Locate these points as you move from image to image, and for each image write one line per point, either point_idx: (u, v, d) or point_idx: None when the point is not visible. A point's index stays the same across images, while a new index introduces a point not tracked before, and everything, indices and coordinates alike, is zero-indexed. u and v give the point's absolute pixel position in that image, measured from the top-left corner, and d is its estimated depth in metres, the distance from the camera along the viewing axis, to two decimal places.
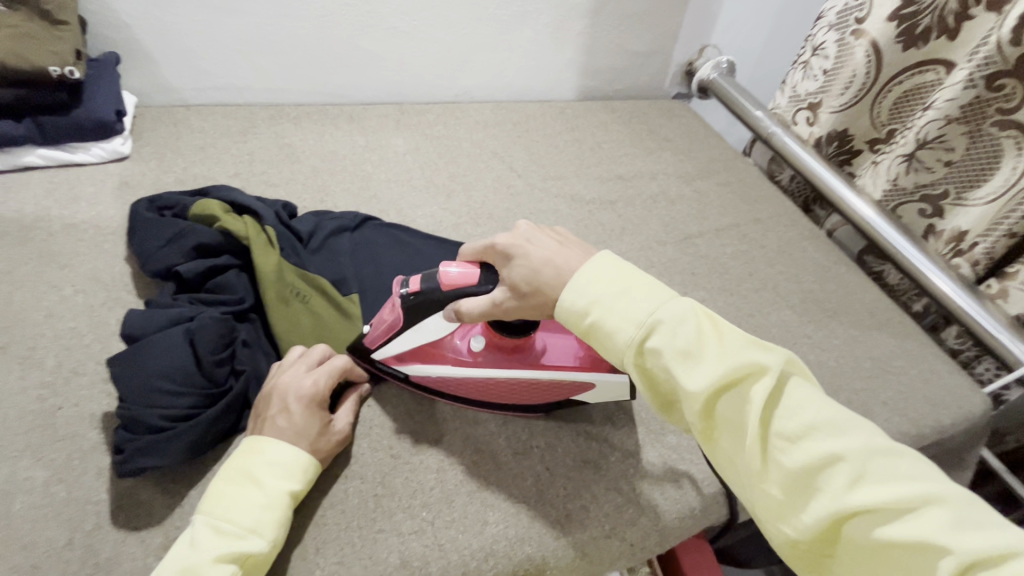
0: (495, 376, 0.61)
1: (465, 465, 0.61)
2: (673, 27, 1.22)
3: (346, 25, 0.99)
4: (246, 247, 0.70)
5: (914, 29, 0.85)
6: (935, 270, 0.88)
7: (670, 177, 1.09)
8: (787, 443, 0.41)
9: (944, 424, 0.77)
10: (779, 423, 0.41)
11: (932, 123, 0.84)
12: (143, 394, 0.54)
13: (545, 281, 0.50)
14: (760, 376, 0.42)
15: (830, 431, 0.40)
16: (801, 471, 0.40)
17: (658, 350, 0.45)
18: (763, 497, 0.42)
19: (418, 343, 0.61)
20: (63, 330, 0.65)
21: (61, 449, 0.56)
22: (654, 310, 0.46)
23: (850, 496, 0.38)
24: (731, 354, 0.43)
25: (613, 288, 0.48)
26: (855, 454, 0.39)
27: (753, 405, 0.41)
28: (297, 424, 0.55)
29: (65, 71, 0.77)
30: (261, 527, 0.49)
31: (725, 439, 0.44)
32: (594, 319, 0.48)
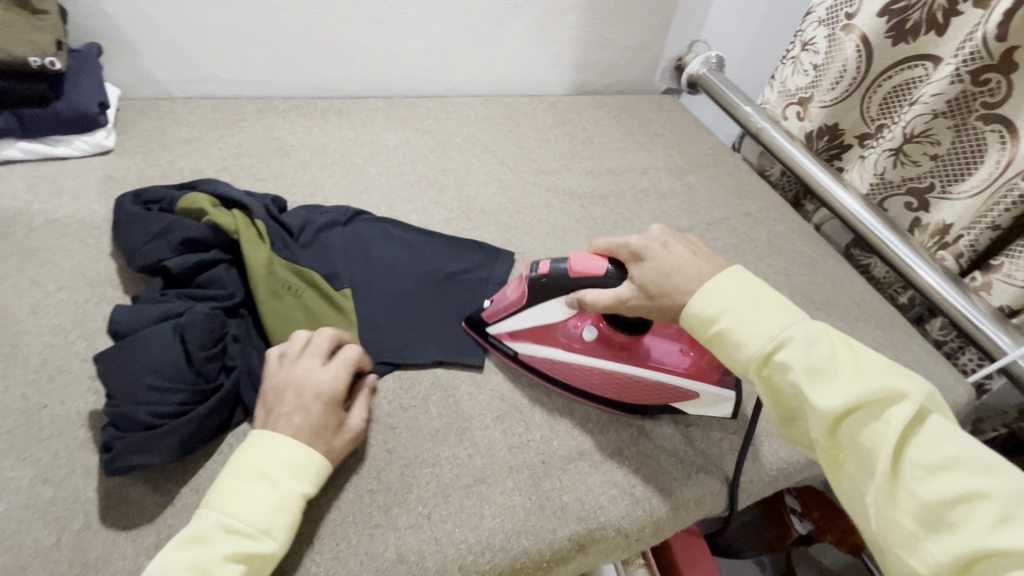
0: (600, 365, 0.64)
1: (461, 459, 0.61)
2: (664, 22, 1.23)
3: (335, 17, 0.98)
4: (236, 241, 0.69)
5: (905, 24, 0.86)
6: (919, 261, 0.90)
7: (661, 171, 1.10)
8: (924, 472, 0.43)
9: None
10: (917, 453, 0.43)
11: (920, 117, 0.85)
12: (133, 391, 0.52)
13: (676, 285, 0.56)
14: (900, 402, 0.44)
15: (972, 468, 0.42)
16: (937, 502, 0.41)
17: (789, 366, 0.49)
18: (889, 526, 0.43)
19: (534, 323, 0.65)
20: (47, 326, 0.64)
21: (47, 447, 0.54)
22: (787, 328, 0.50)
23: (991, 535, 0.39)
24: (869, 378, 0.46)
25: (747, 305, 0.52)
26: (1000, 494, 0.40)
27: (887, 426, 0.44)
28: (313, 422, 0.54)
29: (45, 62, 0.75)
30: (275, 529, 0.48)
31: (853, 461, 0.46)
32: (721, 328, 0.53)
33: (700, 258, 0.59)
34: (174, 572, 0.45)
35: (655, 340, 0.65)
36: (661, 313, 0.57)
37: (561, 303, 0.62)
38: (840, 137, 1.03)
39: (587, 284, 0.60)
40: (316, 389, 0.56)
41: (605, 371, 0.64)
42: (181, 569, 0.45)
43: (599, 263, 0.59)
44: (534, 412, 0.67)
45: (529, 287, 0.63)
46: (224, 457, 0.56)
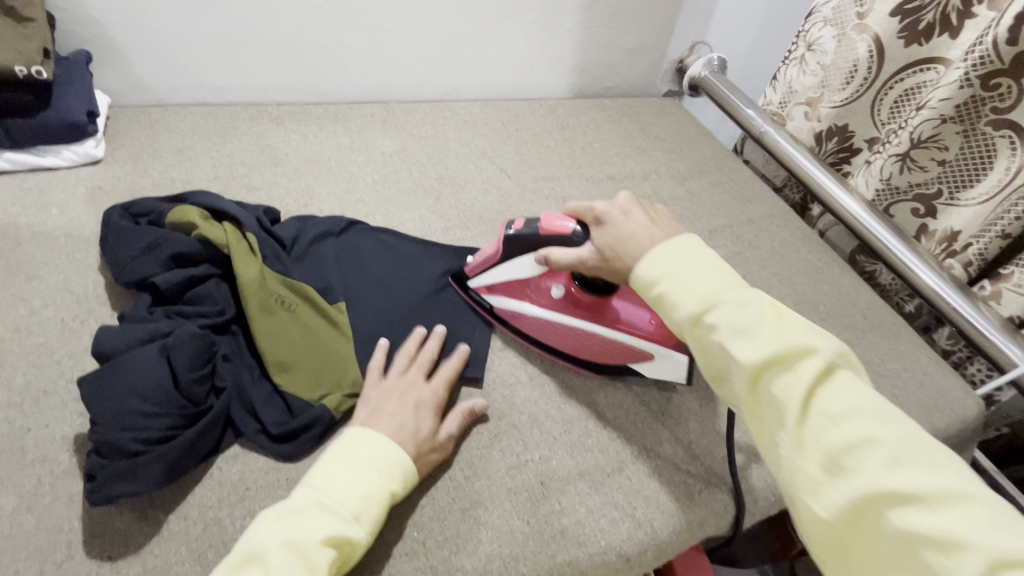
0: (561, 321, 0.68)
1: (457, 481, 0.59)
2: (665, 24, 1.21)
3: (329, 21, 0.96)
4: (225, 254, 0.67)
5: (917, 25, 0.84)
6: (923, 266, 0.88)
7: (662, 177, 1.08)
8: (830, 423, 0.43)
9: (938, 427, 0.77)
10: (825, 405, 0.44)
11: (927, 123, 0.83)
12: (117, 417, 0.51)
13: (627, 247, 0.57)
14: (814, 357, 0.45)
15: (873, 418, 0.42)
16: (839, 451, 0.42)
17: (714, 323, 0.49)
18: (795, 475, 0.44)
19: (507, 278, 0.70)
20: (32, 345, 0.62)
21: (31, 474, 0.53)
22: (717, 288, 0.51)
23: (883, 480, 0.39)
24: (788, 333, 0.47)
25: (683, 265, 0.53)
26: (893, 441, 0.41)
27: (800, 378, 0.44)
28: (410, 424, 0.56)
29: (31, 71, 0.73)
30: (365, 516, 0.48)
31: (767, 415, 0.47)
32: (660, 289, 0.53)
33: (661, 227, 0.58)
34: (273, 547, 0.44)
35: (622, 304, 0.68)
36: (615, 277, 0.59)
37: (530, 259, 0.66)
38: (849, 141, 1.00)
39: (555, 244, 0.63)
40: (414, 399, 0.59)
41: (565, 327, 0.68)
42: (279, 543, 0.44)
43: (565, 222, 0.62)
44: (533, 430, 0.65)
45: (505, 243, 0.67)
46: (213, 482, 0.55)
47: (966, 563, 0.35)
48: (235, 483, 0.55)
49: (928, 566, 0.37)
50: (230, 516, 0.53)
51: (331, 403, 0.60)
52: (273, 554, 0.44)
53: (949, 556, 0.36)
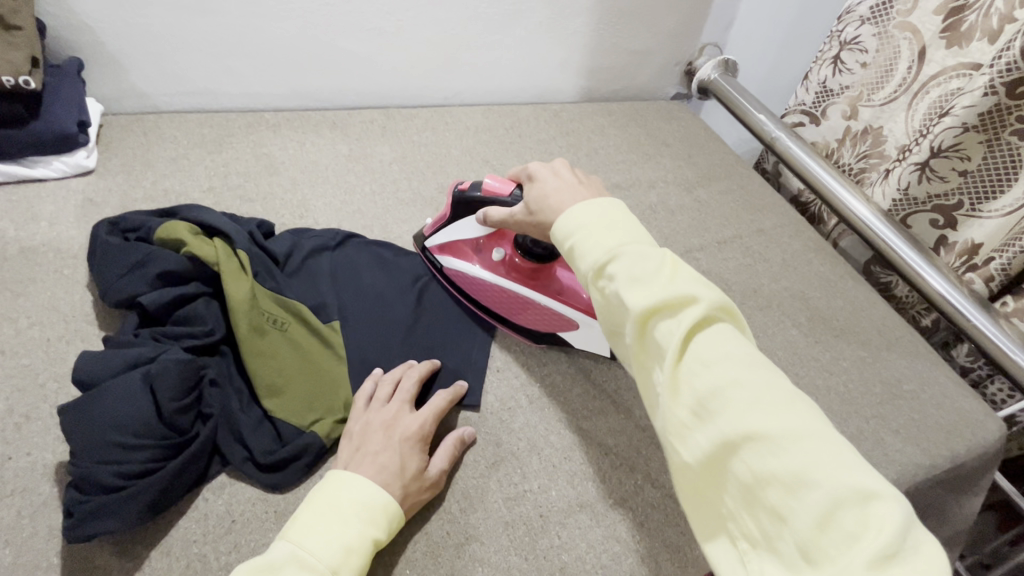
0: (496, 280, 0.70)
1: (452, 513, 0.57)
2: (674, 26, 1.17)
3: (328, 26, 0.93)
4: (216, 272, 0.65)
5: (960, 26, 0.80)
6: (935, 275, 0.85)
7: (669, 185, 1.05)
8: (702, 367, 0.41)
9: (960, 454, 0.73)
10: (700, 349, 0.42)
11: (949, 131, 0.80)
12: (97, 449, 0.49)
13: (546, 201, 0.58)
14: (695, 304, 0.43)
15: (744, 363, 0.41)
16: (706, 395, 0.40)
17: (613, 271, 0.48)
18: (668, 420, 0.43)
19: (454, 236, 0.73)
20: (16, 367, 0.60)
21: (10, 505, 0.51)
22: (621, 243, 0.49)
23: (745, 423, 0.38)
24: (677, 281, 0.45)
25: (598, 220, 0.52)
26: (761, 387, 0.40)
27: (681, 325, 0.43)
28: (395, 463, 0.54)
29: (18, 81, 0.71)
30: (343, 569, 0.46)
31: (651, 362, 0.45)
32: (572, 243, 0.52)
33: (587, 186, 0.59)
34: None
35: (565, 274, 0.71)
36: (540, 230, 0.61)
37: (476, 220, 0.69)
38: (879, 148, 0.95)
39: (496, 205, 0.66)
40: (399, 432, 0.57)
41: (499, 287, 0.70)
42: None
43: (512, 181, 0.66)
44: (532, 457, 0.62)
45: (455, 204, 0.70)
46: (198, 514, 0.53)
47: (808, 503, 0.35)
48: (221, 514, 0.53)
49: (775, 505, 0.37)
50: (214, 550, 0.51)
51: (322, 429, 0.58)
52: None
53: (795, 496, 0.36)
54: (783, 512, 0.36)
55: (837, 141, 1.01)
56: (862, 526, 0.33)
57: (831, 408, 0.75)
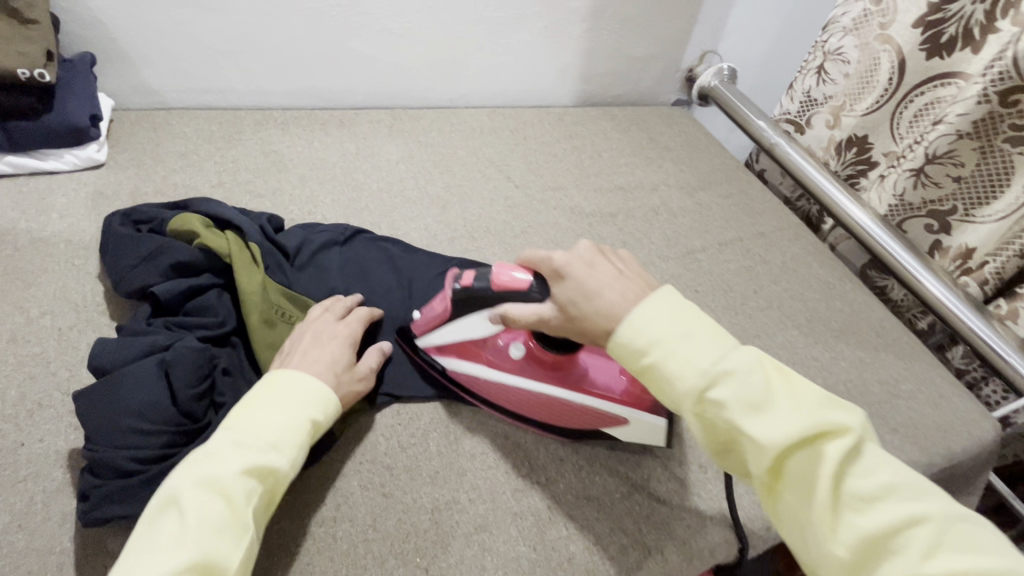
0: (521, 382, 0.62)
1: (461, 504, 0.58)
2: (675, 33, 1.19)
3: (338, 26, 0.95)
4: (227, 264, 0.66)
5: (940, 38, 0.82)
6: (932, 280, 0.87)
7: (671, 188, 1.06)
8: (861, 502, 0.40)
9: (956, 452, 0.74)
10: (853, 481, 0.41)
11: (943, 138, 0.82)
12: (112, 435, 0.49)
13: (598, 300, 0.50)
14: (840, 435, 0.41)
15: (903, 493, 0.40)
16: (877, 534, 0.39)
17: (722, 401, 0.43)
18: (831, 559, 0.40)
19: (460, 333, 0.63)
20: (28, 356, 0.60)
21: (22, 491, 0.52)
22: (720, 359, 0.45)
23: (928, 565, 0.37)
24: (806, 407, 0.43)
25: (673, 329, 0.46)
26: (932, 518, 0.39)
27: (829, 461, 0.41)
28: (327, 359, 0.58)
29: (34, 74, 0.72)
30: (282, 445, 0.49)
31: (790, 496, 0.43)
32: (650, 360, 0.46)
33: (627, 276, 0.52)
34: (185, 488, 0.44)
35: (591, 359, 0.62)
36: (582, 336, 0.53)
37: (486, 315, 0.60)
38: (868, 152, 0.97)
39: (511, 299, 0.57)
40: (332, 336, 0.61)
41: (525, 389, 0.62)
42: (192, 484, 0.44)
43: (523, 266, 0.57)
44: (538, 449, 0.64)
45: (455, 298, 0.61)
46: None
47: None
48: None
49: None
50: None
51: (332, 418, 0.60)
52: (185, 494, 0.44)
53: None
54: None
55: (820, 150, 1.05)
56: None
57: None
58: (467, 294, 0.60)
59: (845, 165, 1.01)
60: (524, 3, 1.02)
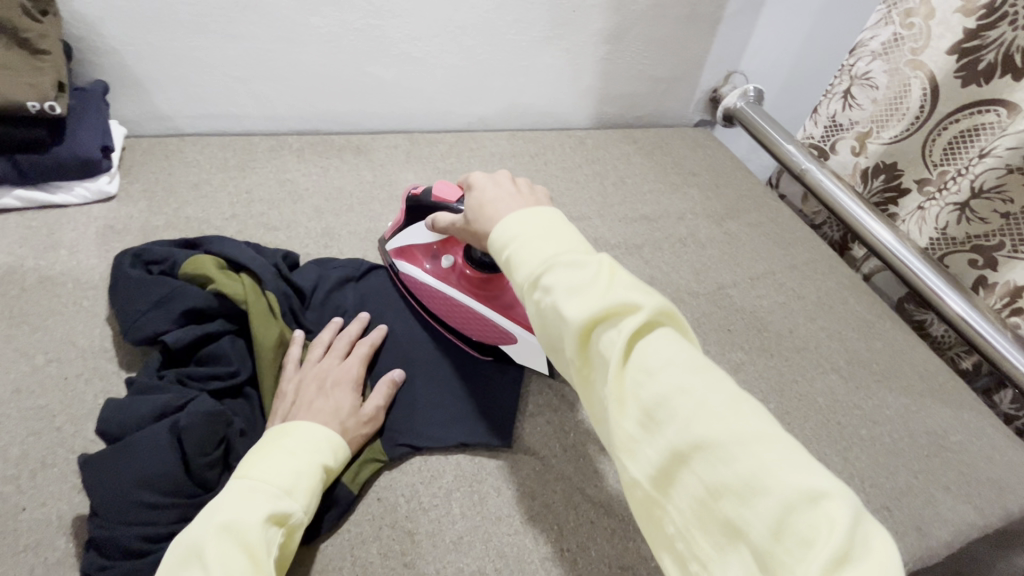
0: (445, 291, 0.68)
1: (488, 574, 0.54)
2: (701, 54, 1.15)
3: (354, 51, 0.92)
4: (243, 311, 0.63)
5: (977, 65, 0.77)
6: (980, 321, 0.82)
7: (698, 217, 1.02)
8: (644, 378, 0.37)
9: (1015, 513, 0.69)
10: (642, 359, 0.38)
11: (991, 172, 0.78)
12: (121, 510, 0.46)
13: (485, 211, 0.51)
14: (635, 313, 0.38)
15: (686, 369, 0.37)
16: (650, 406, 0.36)
17: (547, 281, 0.41)
18: (614, 435, 0.38)
19: (409, 241, 0.71)
20: (32, 409, 0.57)
21: (22, 563, 0.48)
22: (555, 251, 0.43)
23: (690, 430, 0.35)
24: (615, 287, 0.40)
25: (529, 228, 0.45)
26: (704, 392, 0.36)
27: (621, 335, 0.38)
28: (332, 406, 0.57)
29: (44, 106, 0.69)
30: (296, 491, 0.48)
31: (594, 376, 0.40)
32: (507, 254, 0.45)
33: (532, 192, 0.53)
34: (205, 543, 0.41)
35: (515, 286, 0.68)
36: (476, 240, 0.55)
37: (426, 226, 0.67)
38: (897, 180, 0.93)
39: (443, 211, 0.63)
40: (337, 379, 0.60)
41: (447, 298, 0.68)
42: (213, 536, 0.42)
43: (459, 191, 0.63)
44: (568, 511, 0.59)
45: (409, 208, 0.68)
46: None
47: (759, 510, 0.32)
48: None
49: (728, 518, 0.33)
50: None
51: (349, 477, 0.57)
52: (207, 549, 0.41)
53: (747, 505, 0.32)
54: (737, 524, 0.33)
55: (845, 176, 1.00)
56: (815, 530, 0.30)
57: (876, 461, 0.72)
58: (418, 206, 0.67)
59: (874, 193, 0.97)
60: (546, 26, 0.99)
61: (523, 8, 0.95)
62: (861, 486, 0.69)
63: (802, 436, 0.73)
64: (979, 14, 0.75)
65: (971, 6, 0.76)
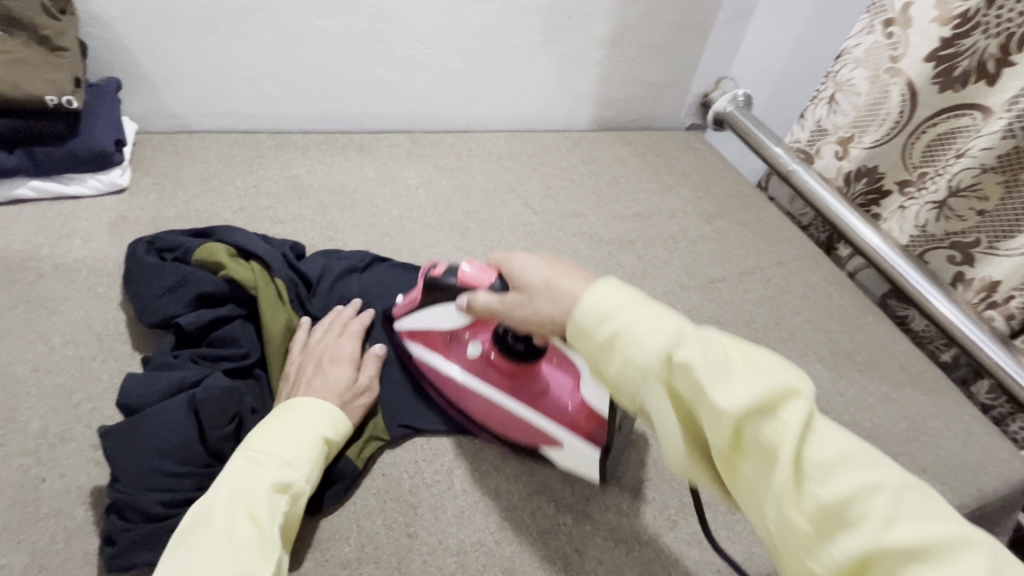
0: (477, 386, 0.63)
1: (488, 545, 0.57)
2: (692, 60, 1.20)
3: (359, 53, 0.95)
4: (253, 296, 0.66)
5: (952, 71, 0.82)
6: (958, 314, 0.86)
7: (689, 216, 1.06)
8: (820, 471, 0.36)
9: (989, 494, 0.73)
10: (812, 450, 0.36)
11: (967, 171, 0.82)
12: (142, 476, 0.49)
13: (558, 287, 0.46)
14: (795, 400, 0.37)
15: (860, 462, 0.36)
16: (836, 503, 0.35)
17: (687, 362, 0.38)
18: (786, 528, 0.37)
19: (429, 326, 0.64)
20: (51, 387, 0.60)
21: (44, 529, 0.51)
22: (685, 330, 0.40)
23: (885, 533, 0.33)
24: (764, 373, 0.38)
25: (638, 308, 0.41)
26: (887, 488, 0.35)
27: (789, 426, 0.36)
28: (328, 384, 0.59)
29: (61, 100, 0.72)
30: (299, 462, 0.50)
31: (750, 467, 0.38)
32: (613, 329, 0.41)
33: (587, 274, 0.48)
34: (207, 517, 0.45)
35: (551, 376, 0.62)
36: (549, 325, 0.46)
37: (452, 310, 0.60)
38: (879, 181, 0.97)
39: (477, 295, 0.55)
40: (333, 356, 0.62)
41: (479, 393, 0.63)
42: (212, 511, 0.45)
43: (485, 271, 0.54)
44: (565, 488, 0.62)
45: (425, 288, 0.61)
46: None
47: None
48: None
49: None
50: None
51: (353, 452, 0.59)
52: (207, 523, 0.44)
53: None
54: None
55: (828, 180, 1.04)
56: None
57: None
58: (436, 287, 0.60)
59: (856, 195, 1.01)
60: (544, 31, 1.03)
61: (522, 14, 0.99)
62: None
63: None
64: (954, 23, 0.79)
65: (947, 16, 0.80)
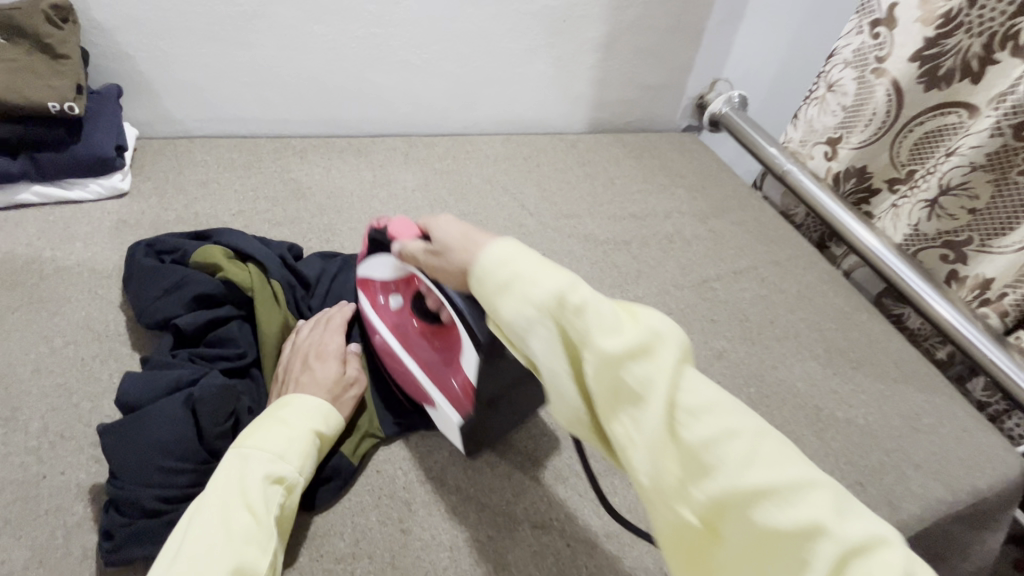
0: (386, 334, 0.65)
1: (480, 541, 0.58)
2: (686, 62, 1.20)
3: (355, 59, 0.97)
4: (250, 297, 0.67)
5: (937, 71, 0.82)
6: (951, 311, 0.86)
7: (685, 216, 1.07)
8: (688, 415, 0.35)
9: (984, 490, 0.73)
10: (684, 395, 0.36)
11: (957, 169, 0.82)
12: (139, 472, 0.50)
13: (473, 238, 0.46)
14: (667, 345, 0.37)
15: (729, 406, 0.36)
16: (699, 446, 0.34)
17: (580, 302, 0.38)
18: (657, 479, 0.35)
19: (366, 272, 0.66)
20: (52, 386, 0.61)
21: (43, 525, 0.52)
22: (571, 279, 0.40)
23: (744, 475, 0.33)
24: (641, 323, 0.38)
25: (534, 257, 0.42)
26: (750, 432, 0.34)
27: (662, 370, 0.36)
28: (317, 379, 0.59)
29: (64, 107, 0.74)
30: (290, 456, 0.51)
31: (623, 415, 0.37)
32: (508, 269, 0.42)
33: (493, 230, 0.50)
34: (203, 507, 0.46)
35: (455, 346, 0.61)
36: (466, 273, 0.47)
37: (387, 262, 0.63)
38: (868, 180, 0.98)
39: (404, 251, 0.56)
40: (320, 352, 0.62)
41: (386, 343, 0.64)
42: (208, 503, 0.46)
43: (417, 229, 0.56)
44: (556, 484, 0.63)
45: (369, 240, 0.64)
46: None
47: (822, 558, 0.30)
48: None
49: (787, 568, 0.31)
50: None
51: (347, 449, 0.60)
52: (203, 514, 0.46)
53: (808, 552, 0.31)
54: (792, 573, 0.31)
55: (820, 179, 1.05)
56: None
57: (851, 442, 0.75)
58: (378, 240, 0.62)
59: (846, 195, 1.01)
60: (539, 34, 1.04)
61: (517, 18, 1.00)
62: (837, 464, 0.73)
63: (781, 419, 0.77)
64: (938, 23, 0.80)
65: (930, 16, 0.81)
